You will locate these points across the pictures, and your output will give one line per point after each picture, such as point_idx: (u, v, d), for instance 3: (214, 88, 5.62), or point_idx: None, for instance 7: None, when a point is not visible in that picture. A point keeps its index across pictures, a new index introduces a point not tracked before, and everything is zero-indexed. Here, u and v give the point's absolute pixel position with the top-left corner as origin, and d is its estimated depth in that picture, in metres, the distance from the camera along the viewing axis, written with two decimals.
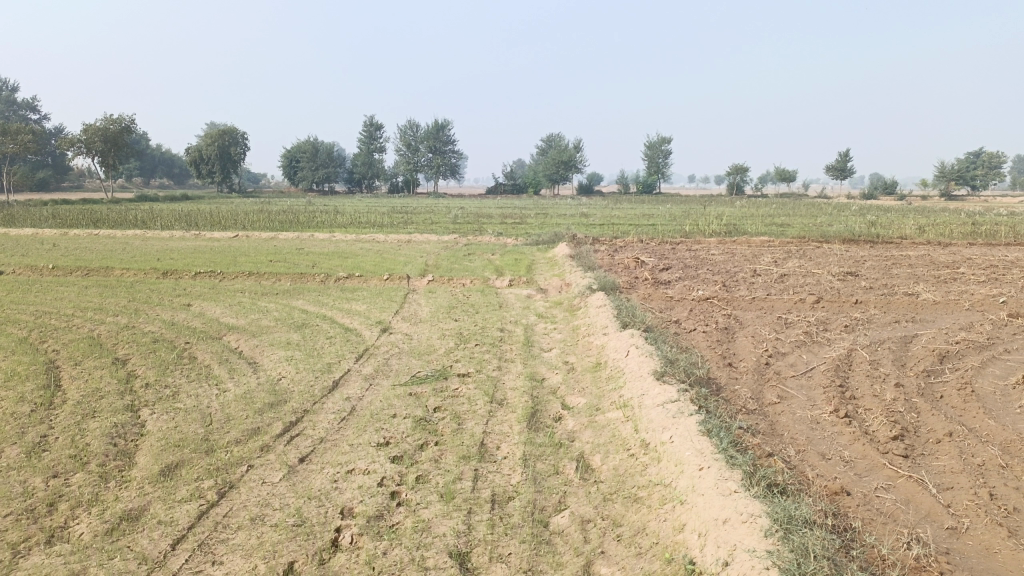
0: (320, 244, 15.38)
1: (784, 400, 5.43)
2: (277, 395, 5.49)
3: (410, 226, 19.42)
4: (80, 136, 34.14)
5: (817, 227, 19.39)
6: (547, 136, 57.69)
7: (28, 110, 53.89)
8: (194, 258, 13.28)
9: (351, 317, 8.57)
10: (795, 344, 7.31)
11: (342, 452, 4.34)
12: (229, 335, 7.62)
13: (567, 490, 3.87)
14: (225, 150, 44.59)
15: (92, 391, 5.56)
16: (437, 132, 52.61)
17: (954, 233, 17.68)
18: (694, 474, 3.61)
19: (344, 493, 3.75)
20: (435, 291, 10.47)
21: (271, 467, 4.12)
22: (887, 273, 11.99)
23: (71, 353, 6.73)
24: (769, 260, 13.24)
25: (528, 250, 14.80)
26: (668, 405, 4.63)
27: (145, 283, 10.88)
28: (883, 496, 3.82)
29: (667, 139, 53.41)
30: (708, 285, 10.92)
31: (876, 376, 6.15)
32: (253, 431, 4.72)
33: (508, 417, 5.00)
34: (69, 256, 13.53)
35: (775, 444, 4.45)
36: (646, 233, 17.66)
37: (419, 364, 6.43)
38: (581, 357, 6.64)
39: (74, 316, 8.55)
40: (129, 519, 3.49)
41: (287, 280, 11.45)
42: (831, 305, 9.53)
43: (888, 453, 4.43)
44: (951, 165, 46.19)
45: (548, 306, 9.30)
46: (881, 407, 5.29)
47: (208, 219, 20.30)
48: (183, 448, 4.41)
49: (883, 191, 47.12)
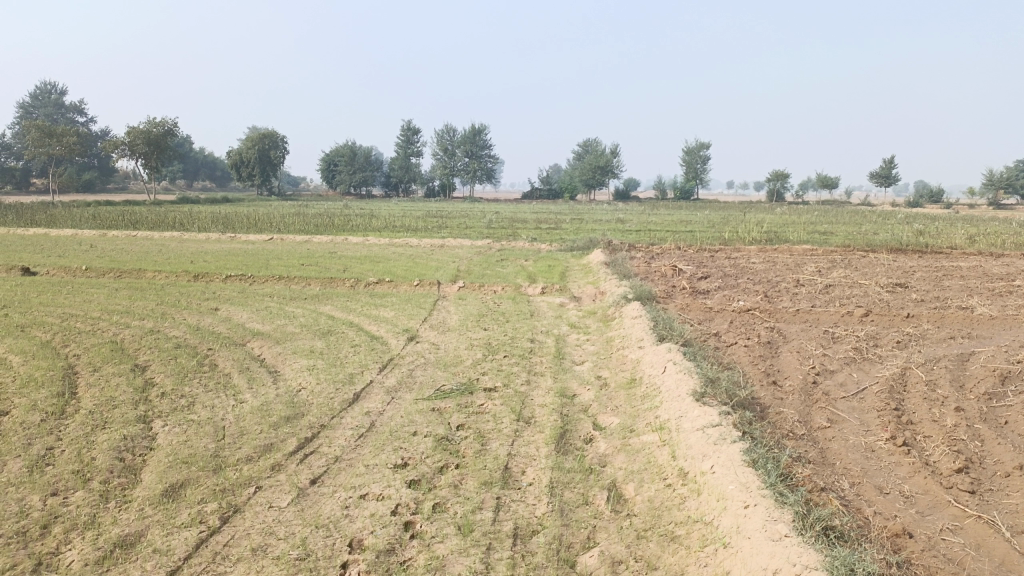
0: (353, 248, 15.23)
1: (835, 425, 5.04)
2: (294, 408, 5.24)
3: (444, 230, 19.17)
4: (125, 138, 34.63)
5: (862, 235, 18.77)
6: (584, 141, 57.58)
7: (75, 114, 55.13)
8: (226, 261, 13.20)
9: (378, 324, 8.33)
10: (844, 361, 6.87)
11: (356, 474, 4.06)
12: (253, 341, 7.42)
13: (596, 525, 3.53)
14: (265, 154, 44.98)
15: (107, 400, 5.37)
16: (473, 136, 52.42)
17: (1006, 244, 16.92)
18: (738, 512, 3.27)
19: (355, 523, 3.47)
20: (466, 298, 10.20)
21: (280, 490, 3.85)
22: (939, 284, 11.41)
23: (91, 358, 6.58)
24: (812, 269, 12.74)
25: (563, 256, 14.47)
26: (709, 429, 4.27)
27: (175, 286, 10.79)
28: (949, 539, 3.43)
29: (707, 144, 53.21)
30: (750, 295, 10.48)
31: (934, 398, 5.71)
32: (265, 447, 4.46)
33: (536, 438, 4.68)
34: (105, 257, 13.56)
35: (827, 476, 4.08)
36: (684, 240, 17.20)
37: (444, 377, 6.13)
38: (615, 372, 6.29)
39: (100, 319, 8.44)
40: (123, 546, 3.25)
41: (317, 285, 11.26)
42: (880, 319, 9.03)
43: (953, 488, 4.02)
44: (1001, 172, 44.48)
45: (581, 316, 8.96)
46: (942, 434, 4.87)
47: (244, 221, 20.32)
48: (190, 465, 4.17)
49: (928, 198, 45.76)
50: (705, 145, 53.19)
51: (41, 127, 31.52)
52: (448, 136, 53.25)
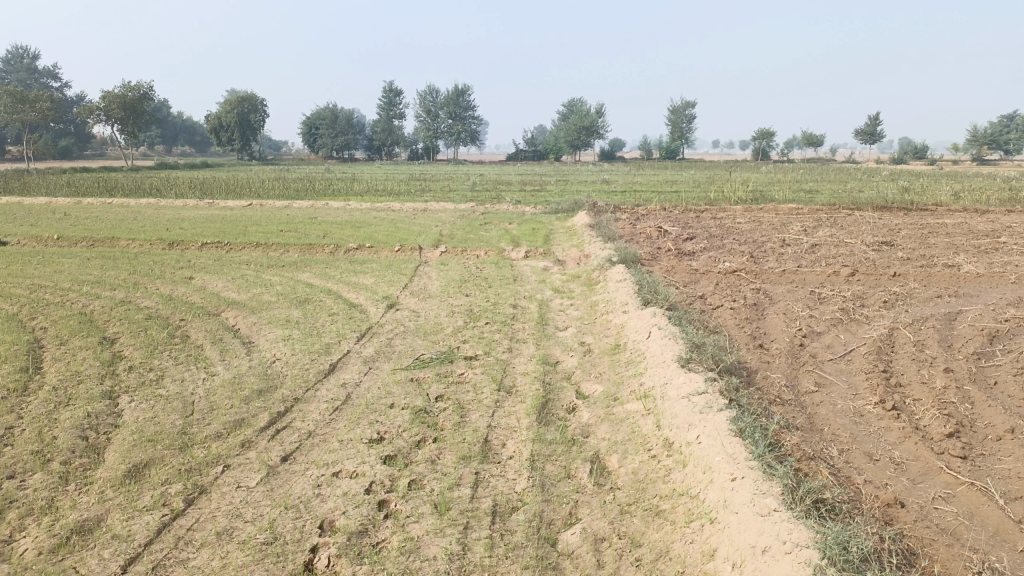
0: (332, 213, 14.94)
1: (823, 389, 4.93)
2: (267, 381, 5.05)
3: (427, 194, 18.84)
4: (99, 103, 33.77)
5: (848, 193, 18.68)
6: (568, 101, 56.97)
7: (49, 78, 53.84)
8: (203, 227, 12.89)
9: (357, 292, 8.12)
10: (831, 322, 6.76)
11: (330, 450, 3.90)
12: (228, 311, 7.20)
13: (579, 500, 3.40)
14: (245, 118, 44.08)
15: (71, 375, 5.16)
16: (456, 96, 51.42)
17: (990, 200, 16.84)
18: (726, 486, 3.14)
19: (326, 503, 3.32)
20: (448, 263, 10.00)
21: (249, 468, 3.70)
22: (924, 242, 11.31)
23: (58, 331, 6.35)
24: (798, 228, 12.61)
25: (547, 219, 14.26)
26: (694, 397, 4.13)
27: (148, 255, 10.50)
28: (941, 508, 3.33)
29: (692, 103, 52.82)
30: (735, 256, 10.34)
31: (922, 360, 5.61)
32: (236, 423, 4.29)
33: (517, 409, 4.53)
34: (78, 226, 13.21)
35: (815, 443, 3.97)
36: (669, 200, 17.03)
37: (424, 346, 5.96)
38: (598, 338, 6.14)
39: (70, 290, 8.17)
40: (80, 533, 3.10)
41: (296, 252, 11.00)
42: (867, 278, 8.91)
43: (944, 454, 3.92)
44: (985, 128, 44.39)
45: (565, 280, 8.79)
46: (931, 397, 4.77)
47: (222, 187, 19.90)
48: (156, 444, 3.99)
49: (913, 156, 45.62)
50: (691, 103, 52.81)
51: (13, 93, 30.61)
52: (431, 97, 52.48)
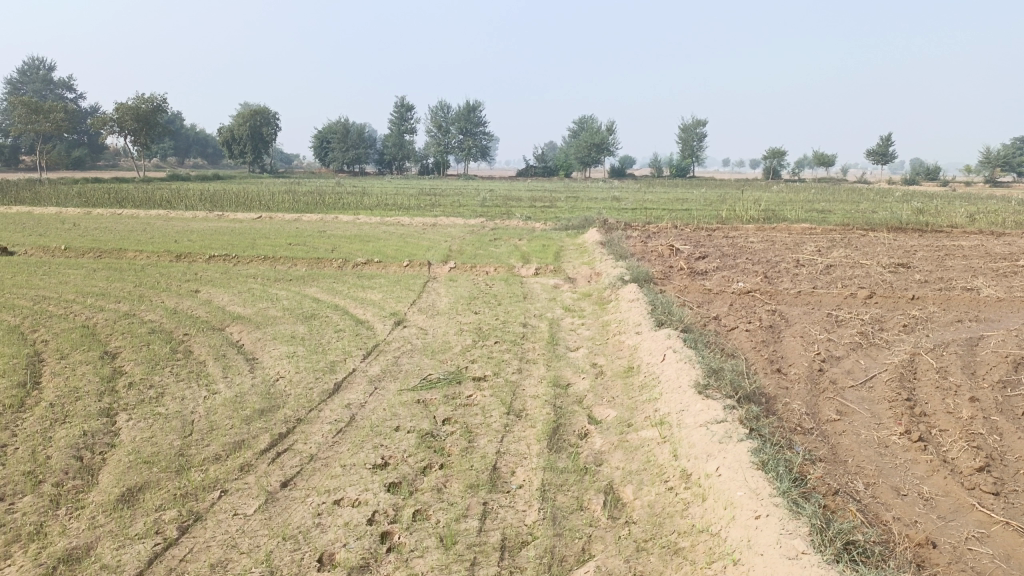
0: (342, 226, 14.84)
1: (845, 418, 4.75)
2: (270, 400, 4.90)
3: (437, 209, 18.73)
4: (113, 114, 33.94)
5: (860, 214, 18.49)
6: (579, 118, 57.07)
7: (64, 89, 54.28)
8: (211, 240, 12.78)
9: (364, 308, 7.97)
10: (850, 346, 6.56)
11: (332, 475, 3.74)
12: (232, 326, 7.07)
13: (592, 534, 3.23)
14: (256, 130, 44.19)
15: (69, 392, 5.02)
16: (467, 113, 51.90)
17: (1006, 223, 16.60)
18: (748, 523, 2.97)
19: (326, 534, 3.16)
20: (457, 279, 9.86)
21: (247, 494, 3.54)
22: (941, 265, 11.11)
23: (59, 344, 6.23)
24: (813, 249, 12.43)
25: (557, 235, 14.12)
26: (712, 426, 3.95)
27: (156, 267, 10.40)
28: (976, 550, 3.15)
29: (703, 121, 52.83)
30: (749, 276, 10.16)
31: (947, 387, 5.40)
32: (235, 445, 4.13)
33: (526, 434, 4.35)
34: (86, 236, 13.15)
35: (840, 476, 3.79)
36: (681, 218, 16.88)
37: (431, 365, 5.80)
38: (611, 359, 5.97)
39: (74, 302, 8.06)
40: (67, 562, 2.95)
41: (304, 266, 10.87)
42: (884, 301, 8.72)
43: (975, 490, 3.74)
44: (998, 150, 44.06)
45: (576, 298, 8.64)
46: (959, 428, 4.57)
47: (232, 199, 19.85)
48: (152, 466, 3.84)
49: (925, 176, 45.33)
50: (701, 122, 52.82)
51: (28, 103, 30.69)
52: (442, 113, 52.59)
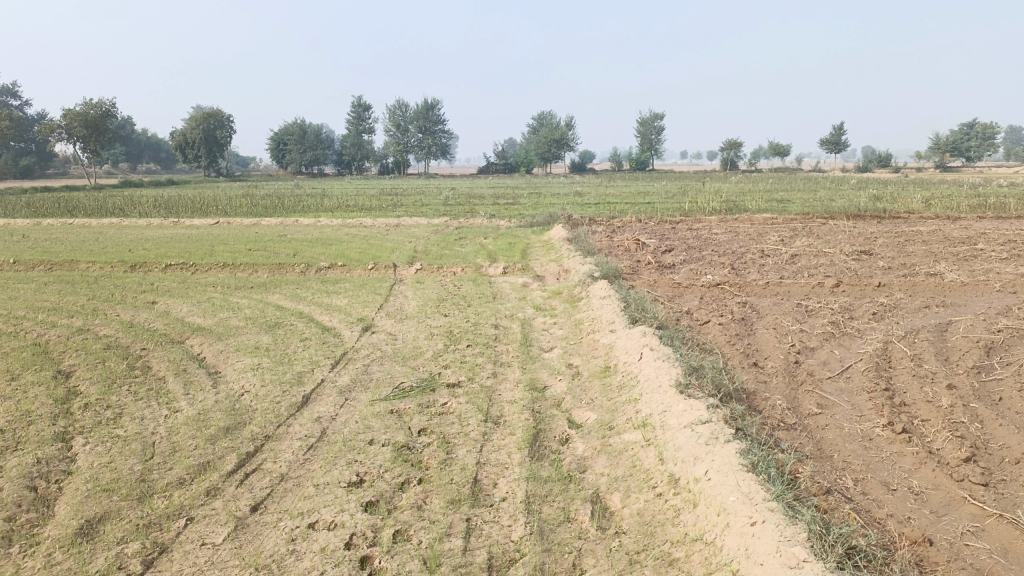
0: (303, 230, 14.52)
1: (826, 411, 4.69)
2: (236, 416, 4.67)
3: (399, 209, 18.47)
4: (60, 121, 32.90)
5: (819, 202, 18.68)
6: (538, 113, 56.97)
7: (8, 96, 52.62)
8: (167, 248, 12.39)
9: (330, 314, 7.75)
10: (823, 336, 6.53)
11: (305, 497, 3.56)
12: (192, 338, 6.79)
13: (582, 548, 3.10)
14: (211, 134, 43.30)
15: (21, 417, 4.74)
16: (426, 112, 51.40)
17: (960, 207, 16.89)
18: (745, 531, 2.87)
19: (302, 562, 2.99)
20: (424, 281, 9.68)
21: (216, 521, 3.35)
22: (903, 250, 11.22)
23: (9, 365, 5.92)
24: (776, 238, 12.48)
25: (522, 233, 13.99)
26: (698, 427, 3.85)
27: (110, 278, 10.03)
28: (973, 545, 3.09)
29: (661, 114, 53.11)
30: (717, 268, 10.14)
31: (923, 375, 5.38)
32: (200, 467, 3.92)
33: (507, 442, 4.21)
34: (36, 248, 12.67)
35: (828, 473, 3.72)
36: (644, 212, 16.87)
37: (403, 372, 5.62)
38: (586, 360, 5.86)
39: (24, 318, 7.70)
40: None
41: (265, 272, 10.58)
42: (852, 289, 8.74)
43: (964, 481, 3.68)
44: (947, 135, 45.10)
45: (546, 296, 8.52)
46: (940, 417, 4.53)
47: (188, 205, 19.35)
48: (112, 494, 3.61)
49: (878, 163, 46.18)
50: (659, 114, 53.15)
51: None
52: (400, 112, 52.08)
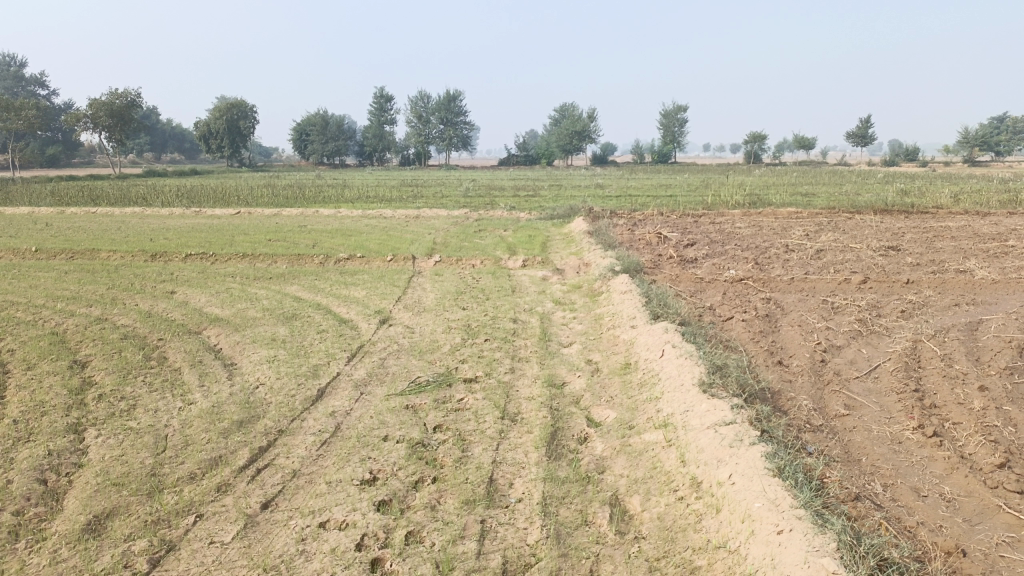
0: (323, 220, 14.47)
1: (853, 413, 4.53)
2: (250, 410, 4.61)
3: (418, 200, 18.38)
4: (86, 110, 33.11)
5: (845, 196, 18.32)
6: (560, 106, 56.61)
7: (36, 85, 53.18)
8: (188, 238, 12.39)
9: (348, 307, 7.67)
10: (850, 334, 6.36)
11: (318, 494, 3.48)
12: (209, 329, 6.75)
13: (600, 553, 3.00)
14: (234, 124, 43.51)
15: (35, 407, 4.71)
16: (447, 103, 51.24)
17: (990, 202, 16.50)
18: (770, 539, 2.75)
19: (311, 563, 2.91)
20: (443, 274, 9.58)
21: (226, 518, 3.28)
22: (931, 246, 10.96)
23: (26, 354, 5.90)
24: (801, 233, 12.24)
25: (543, 225, 13.84)
26: (721, 428, 3.72)
27: (130, 267, 10.04)
28: (1010, 557, 2.95)
29: (684, 106, 52.55)
30: (740, 263, 9.96)
31: (954, 376, 5.20)
32: (211, 461, 3.86)
33: (524, 440, 4.11)
34: (58, 237, 12.72)
35: (856, 478, 3.58)
36: (666, 205, 16.66)
37: (419, 367, 5.53)
38: (606, 356, 5.74)
39: (44, 307, 7.71)
40: None
41: (284, 263, 10.54)
42: (879, 286, 8.53)
43: (999, 489, 3.53)
44: (976, 129, 44.24)
45: (566, 290, 8.40)
46: (973, 421, 4.37)
47: (210, 195, 19.39)
48: (122, 488, 3.56)
49: (905, 157, 45.35)
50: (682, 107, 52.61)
51: None
52: (422, 102, 51.98)
